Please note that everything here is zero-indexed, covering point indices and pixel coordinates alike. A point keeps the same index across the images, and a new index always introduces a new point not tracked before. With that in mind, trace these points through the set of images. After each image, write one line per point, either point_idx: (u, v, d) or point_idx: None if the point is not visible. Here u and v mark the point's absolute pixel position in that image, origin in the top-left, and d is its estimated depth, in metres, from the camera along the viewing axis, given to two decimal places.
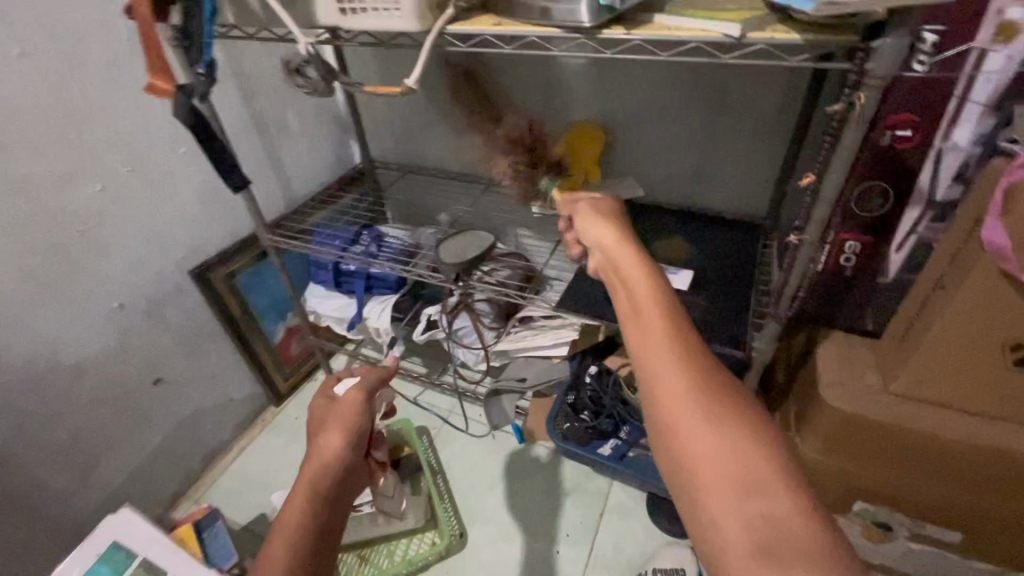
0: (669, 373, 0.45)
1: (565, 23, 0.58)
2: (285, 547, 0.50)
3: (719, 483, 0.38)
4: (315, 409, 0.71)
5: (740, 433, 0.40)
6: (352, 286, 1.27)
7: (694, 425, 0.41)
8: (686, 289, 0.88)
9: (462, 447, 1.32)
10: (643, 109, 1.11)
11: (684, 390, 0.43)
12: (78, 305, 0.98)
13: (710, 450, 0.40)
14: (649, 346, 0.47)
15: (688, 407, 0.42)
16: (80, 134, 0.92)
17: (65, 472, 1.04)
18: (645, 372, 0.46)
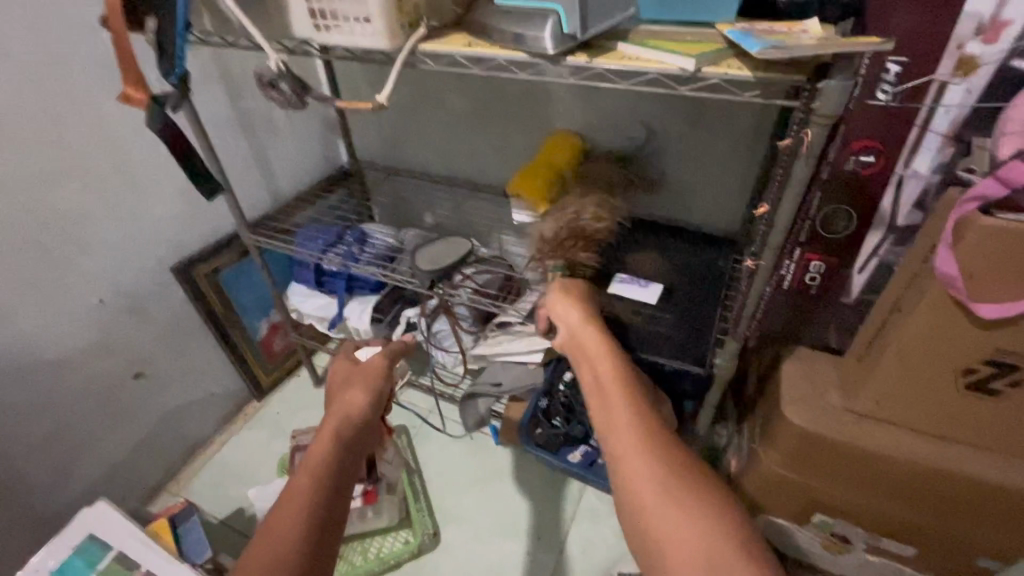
0: (638, 451, 0.55)
1: (530, 49, 0.60)
2: (308, 476, 0.63)
3: (676, 548, 0.48)
4: (341, 366, 0.87)
5: (693, 507, 0.50)
6: (334, 286, 1.29)
7: (654, 499, 0.51)
8: (655, 302, 0.90)
9: (439, 447, 1.35)
10: (623, 121, 1.12)
11: (646, 469, 0.54)
12: (57, 302, 1.00)
13: (668, 521, 0.50)
14: (618, 430, 0.57)
15: (651, 484, 0.52)
16: (62, 133, 0.93)
17: (44, 462, 1.07)
18: (617, 448, 0.57)
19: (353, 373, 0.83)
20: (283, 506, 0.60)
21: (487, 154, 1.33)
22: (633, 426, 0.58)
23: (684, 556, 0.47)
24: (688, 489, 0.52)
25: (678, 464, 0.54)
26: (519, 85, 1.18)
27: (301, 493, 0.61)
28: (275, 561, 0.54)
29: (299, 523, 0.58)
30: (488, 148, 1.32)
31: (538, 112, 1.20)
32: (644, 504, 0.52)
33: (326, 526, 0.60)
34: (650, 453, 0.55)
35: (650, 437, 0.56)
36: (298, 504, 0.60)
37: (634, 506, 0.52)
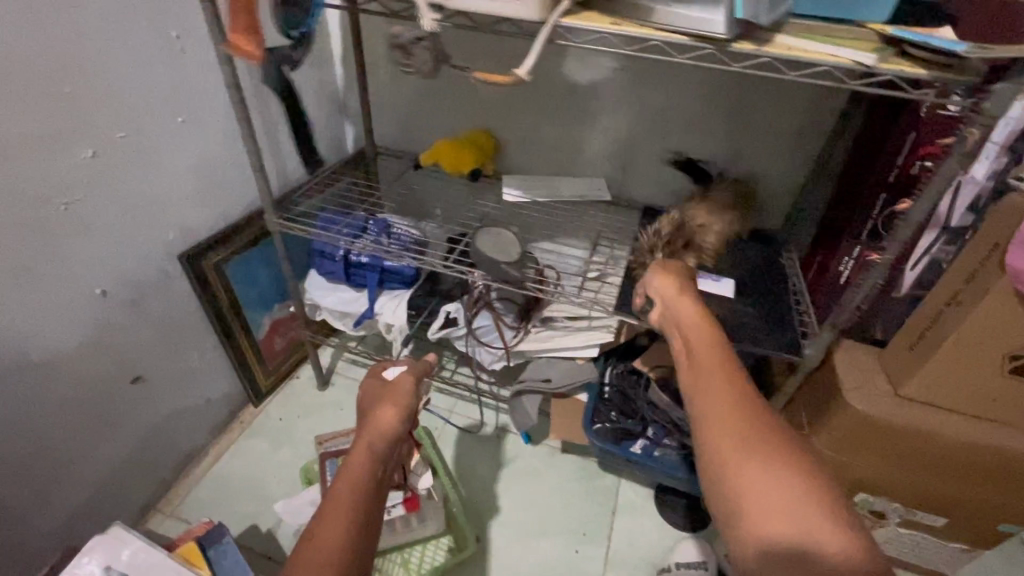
0: (739, 422, 0.57)
1: (700, 31, 0.58)
2: (350, 486, 0.62)
3: (773, 527, 0.49)
4: (370, 387, 0.82)
5: (789, 471, 0.52)
6: (362, 279, 1.18)
7: (751, 464, 0.53)
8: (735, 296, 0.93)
9: (469, 449, 1.29)
10: (669, 119, 1.13)
11: (751, 454, 0.53)
12: (56, 291, 0.83)
13: (769, 499, 0.50)
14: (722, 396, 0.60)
15: (749, 453, 0.54)
16: (75, 91, 0.78)
17: (24, 486, 0.87)
18: (717, 418, 0.58)
19: (382, 394, 0.79)
20: (326, 512, 0.59)
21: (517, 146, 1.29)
22: (733, 413, 0.58)
23: (783, 535, 0.48)
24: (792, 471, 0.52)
25: (779, 448, 0.54)
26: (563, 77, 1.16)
27: (347, 502, 0.60)
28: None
29: (344, 528, 0.57)
30: (517, 139, 1.28)
31: (579, 105, 1.18)
32: (746, 485, 0.52)
33: (369, 539, 0.58)
34: (755, 438, 0.55)
35: (754, 424, 0.56)
36: (344, 506, 0.60)
37: (731, 486, 0.53)
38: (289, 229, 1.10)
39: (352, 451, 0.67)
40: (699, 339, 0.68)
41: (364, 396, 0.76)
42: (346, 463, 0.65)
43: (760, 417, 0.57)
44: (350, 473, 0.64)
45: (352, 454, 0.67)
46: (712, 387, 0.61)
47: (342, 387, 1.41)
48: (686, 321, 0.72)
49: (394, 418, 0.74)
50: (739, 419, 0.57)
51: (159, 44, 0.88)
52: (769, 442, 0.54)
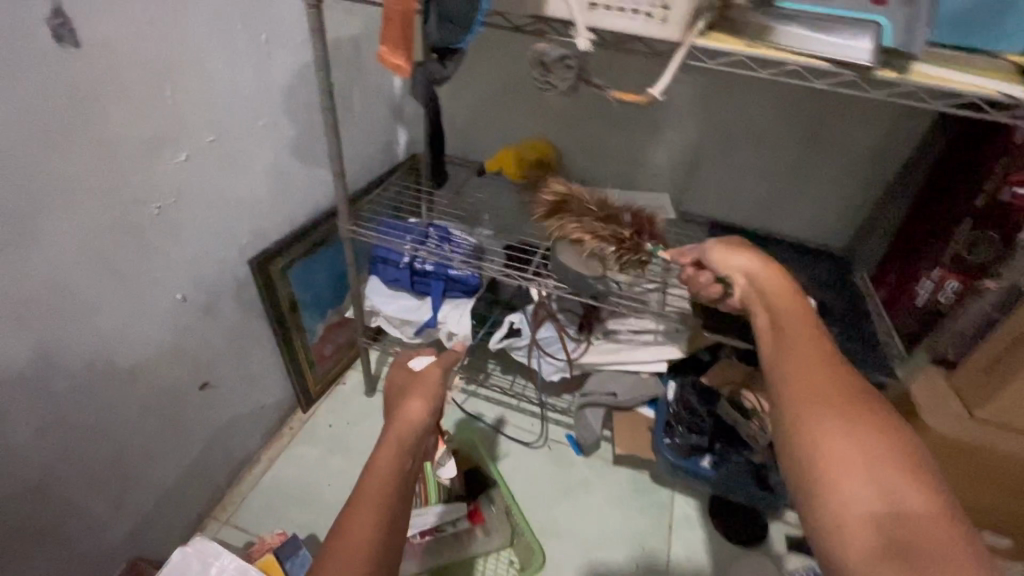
0: (818, 384, 0.54)
1: (844, 59, 0.59)
2: (380, 481, 0.59)
3: (855, 494, 0.47)
4: (398, 376, 0.78)
5: (869, 433, 0.50)
6: (426, 287, 1.17)
7: (827, 423, 0.51)
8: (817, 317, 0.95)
9: (522, 459, 1.28)
10: (738, 133, 1.13)
11: (832, 420, 0.51)
12: (145, 296, 0.81)
13: (852, 467, 0.48)
14: (797, 357, 0.58)
15: (825, 412, 0.52)
16: (176, 93, 0.77)
17: (102, 496, 0.85)
18: (790, 380, 0.56)
19: (415, 386, 0.73)
20: (354, 510, 0.56)
21: (577, 156, 1.28)
22: (810, 382, 0.55)
23: (862, 504, 0.46)
24: (875, 441, 0.49)
25: (863, 416, 0.51)
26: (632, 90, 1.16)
27: (374, 500, 0.57)
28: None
29: (373, 529, 0.55)
30: (578, 149, 1.27)
31: (646, 118, 1.18)
32: (828, 453, 0.49)
33: (394, 537, 0.56)
34: (838, 404, 0.52)
35: (837, 391, 0.54)
36: (371, 503, 0.57)
37: (809, 450, 0.51)
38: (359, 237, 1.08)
39: (379, 445, 0.64)
40: (777, 307, 0.65)
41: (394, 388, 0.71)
42: (373, 457, 0.62)
43: (844, 384, 0.55)
44: (379, 466, 0.61)
45: (380, 447, 0.63)
46: (788, 351, 0.59)
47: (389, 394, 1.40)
48: (763, 287, 0.68)
49: (423, 412, 0.70)
50: (816, 380, 0.55)
51: (250, 47, 0.87)
52: (853, 409, 0.52)
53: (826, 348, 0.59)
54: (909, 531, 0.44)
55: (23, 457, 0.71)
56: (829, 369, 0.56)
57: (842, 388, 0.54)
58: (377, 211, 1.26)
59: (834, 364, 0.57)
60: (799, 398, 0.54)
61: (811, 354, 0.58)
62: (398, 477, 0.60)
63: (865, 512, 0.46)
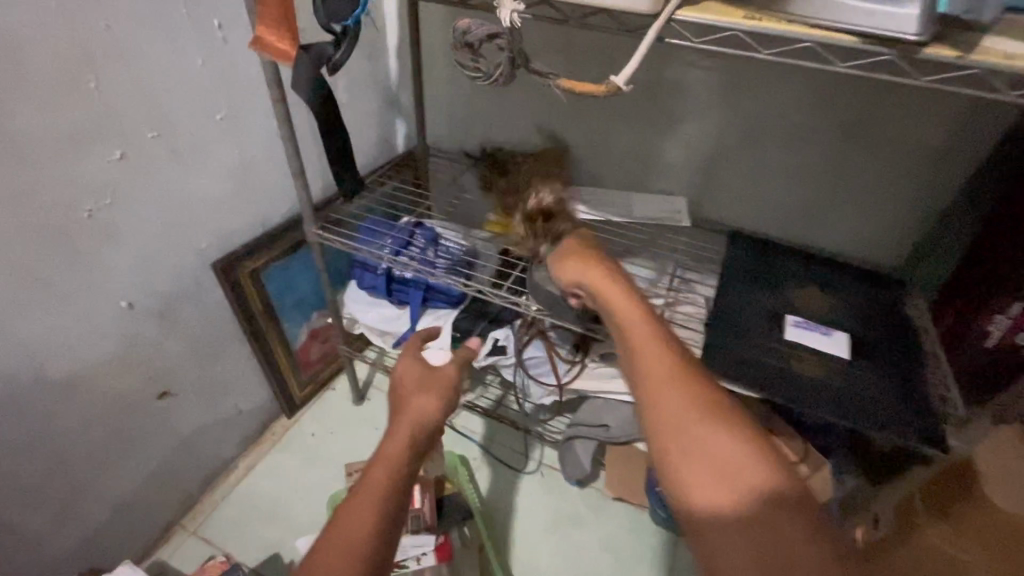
0: (671, 390, 0.52)
1: (885, 32, 0.45)
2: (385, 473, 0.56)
3: (699, 490, 0.46)
4: (412, 365, 0.71)
5: (727, 436, 0.48)
6: (404, 295, 1.08)
7: (687, 430, 0.49)
8: (850, 359, 0.79)
9: (510, 484, 1.17)
10: (767, 128, 0.95)
11: (678, 416, 0.51)
12: (78, 303, 0.76)
13: (698, 462, 0.47)
14: (654, 364, 0.54)
15: (687, 420, 0.50)
16: (102, 86, 0.70)
17: (42, 508, 0.82)
18: (649, 390, 0.53)
19: (428, 377, 0.68)
20: (356, 506, 0.53)
21: (586, 152, 1.13)
22: (667, 389, 0.52)
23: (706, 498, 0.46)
24: (718, 437, 0.48)
25: (705, 410, 0.50)
26: (647, 79, 0.99)
27: (374, 491, 0.54)
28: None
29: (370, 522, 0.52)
30: (586, 144, 1.12)
31: (661, 109, 1.01)
32: (674, 448, 0.49)
33: (392, 534, 0.53)
34: (686, 403, 0.51)
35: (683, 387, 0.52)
36: (370, 498, 0.54)
37: (664, 451, 0.50)
38: (330, 240, 1.00)
39: (391, 429, 0.61)
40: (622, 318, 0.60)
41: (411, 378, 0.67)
42: (381, 446, 0.59)
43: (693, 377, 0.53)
44: (384, 458, 0.57)
45: (389, 435, 0.60)
46: (641, 359, 0.55)
47: (379, 402, 1.32)
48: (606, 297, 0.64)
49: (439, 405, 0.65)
50: (674, 386, 0.52)
51: (198, 34, 0.78)
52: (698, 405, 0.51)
53: (677, 347, 0.56)
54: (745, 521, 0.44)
55: None
56: (677, 361, 0.54)
57: (699, 392, 0.52)
58: (370, 208, 1.17)
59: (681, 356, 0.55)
60: (658, 407, 0.52)
61: (660, 350, 0.55)
62: (401, 473, 0.57)
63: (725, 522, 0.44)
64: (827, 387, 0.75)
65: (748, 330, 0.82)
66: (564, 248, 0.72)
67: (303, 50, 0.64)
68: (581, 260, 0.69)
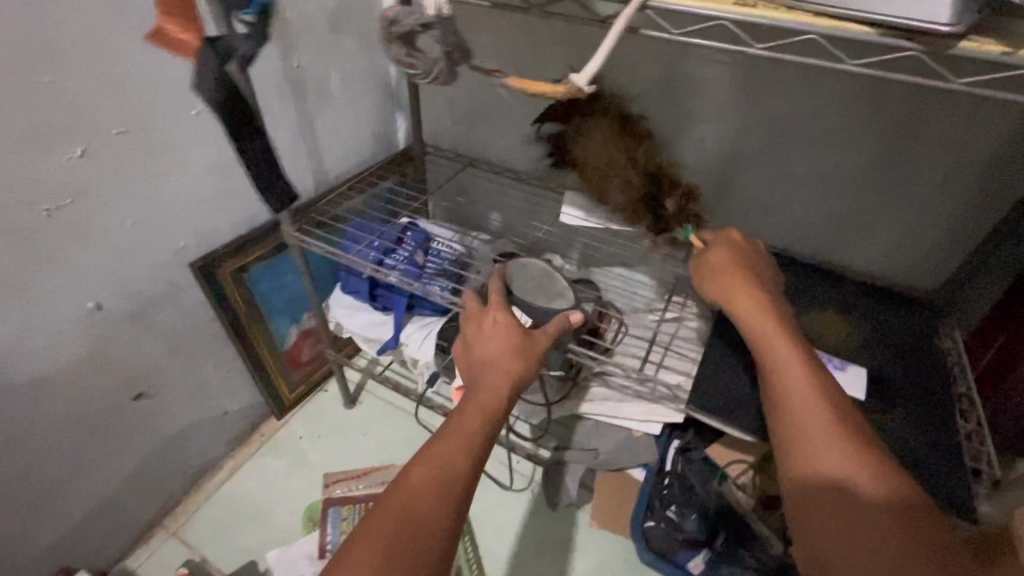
0: (822, 421, 0.52)
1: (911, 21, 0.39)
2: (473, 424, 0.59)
3: (845, 527, 0.46)
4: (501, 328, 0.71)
5: (878, 480, 0.47)
6: (390, 301, 1.03)
7: (835, 462, 0.49)
8: (866, 401, 0.69)
9: (496, 501, 1.09)
10: (792, 131, 0.84)
11: (817, 422, 0.52)
12: (40, 307, 0.74)
13: (834, 474, 0.49)
14: (803, 392, 0.54)
15: (837, 454, 0.50)
16: (59, 84, 0.66)
17: (10, 513, 0.81)
18: (797, 418, 0.53)
19: (523, 342, 0.69)
20: (447, 437, 0.56)
21: None
22: (819, 421, 0.52)
23: (834, 500, 0.48)
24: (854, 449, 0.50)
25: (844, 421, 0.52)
26: (656, 73, 0.89)
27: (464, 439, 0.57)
28: (419, 500, 0.51)
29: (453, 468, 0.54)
30: None
31: (673, 108, 0.91)
32: (806, 452, 0.51)
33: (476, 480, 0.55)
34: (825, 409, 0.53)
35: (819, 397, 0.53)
36: (458, 443, 0.56)
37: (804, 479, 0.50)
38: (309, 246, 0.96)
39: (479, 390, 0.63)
40: (767, 337, 0.59)
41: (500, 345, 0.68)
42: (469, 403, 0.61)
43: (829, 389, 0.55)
44: (481, 400, 0.61)
45: (479, 393, 0.62)
46: (789, 384, 0.55)
47: (371, 407, 1.28)
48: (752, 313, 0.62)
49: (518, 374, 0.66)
50: (824, 418, 0.52)
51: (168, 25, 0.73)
52: (835, 416, 0.52)
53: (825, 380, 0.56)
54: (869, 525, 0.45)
55: None
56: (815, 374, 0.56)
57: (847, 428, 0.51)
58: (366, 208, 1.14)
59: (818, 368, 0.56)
60: (806, 436, 0.52)
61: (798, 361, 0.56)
62: (488, 433, 0.59)
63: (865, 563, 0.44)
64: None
65: None
66: (709, 252, 0.70)
67: (209, 43, 0.62)
68: (722, 269, 0.68)
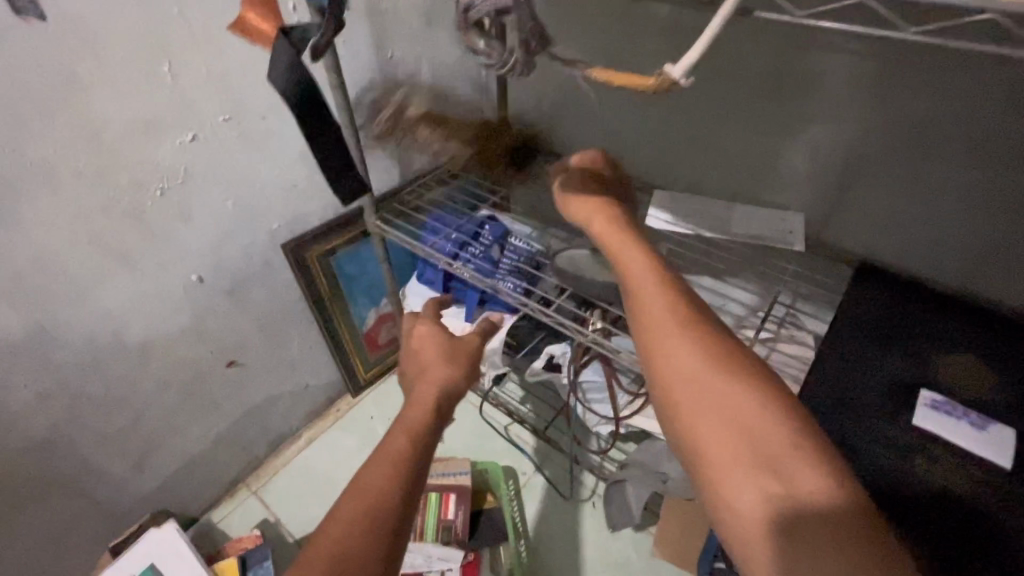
0: (703, 365, 0.45)
1: None
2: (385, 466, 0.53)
3: (732, 477, 0.40)
4: (424, 337, 0.73)
5: (759, 413, 0.41)
6: (464, 294, 1.02)
7: (723, 402, 0.43)
8: (1012, 468, 0.56)
9: (555, 509, 1.05)
10: (934, 132, 0.70)
11: (695, 366, 0.45)
12: (152, 276, 0.82)
13: (720, 424, 0.42)
14: (682, 343, 0.47)
15: (722, 392, 0.43)
16: (175, 71, 0.71)
17: (120, 457, 0.92)
18: (675, 365, 0.46)
19: (448, 346, 0.72)
20: (368, 473, 0.52)
21: (684, 152, 0.95)
22: (694, 365, 0.45)
23: (719, 433, 0.41)
24: (773, 429, 0.41)
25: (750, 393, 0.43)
26: (768, 64, 0.79)
27: (373, 488, 0.51)
28: (335, 552, 0.46)
29: (357, 523, 0.48)
30: (686, 143, 0.94)
31: (781, 106, 0.81)
32: (687, 400, 0.44)
33: (400, 523, 0.50)
34: (719, 379, 0.44)
35: (712, 374, 0.44)
36: (367, 490, 0.50)
37: (690, 430, 0.43)
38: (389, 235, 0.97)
39: (393, 429, 0.58)
40: (644, 294, 0.53)
41: (426, 354, 0.70)
42: (381, 444, 0.56)
43: (722, 358, 0.46)
44: (406, 426, 0.58)
45: (392, 428, 0.58)
46: (666, 336, 0.48)
47: None
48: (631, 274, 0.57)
49: (445, 381, 0.66)
50: (708, 361, 0.45)
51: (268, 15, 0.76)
52: (717, 359, 0.45)
53: (711, 327, 0.49)
54: (819, 534, 0.36)
55: (32, 417, 0.78)
56: (704, 342, 0.46)
57: (735, 367, 0.44)
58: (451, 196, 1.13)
59: (707, 336, 0.47)
60: (689, 380, 0.45)
61: (679, 332, 0.48)
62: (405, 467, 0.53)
63: (762, 509, 0.38)
64: (954, 505, 0.55)
65: (862, 404, 0.62)
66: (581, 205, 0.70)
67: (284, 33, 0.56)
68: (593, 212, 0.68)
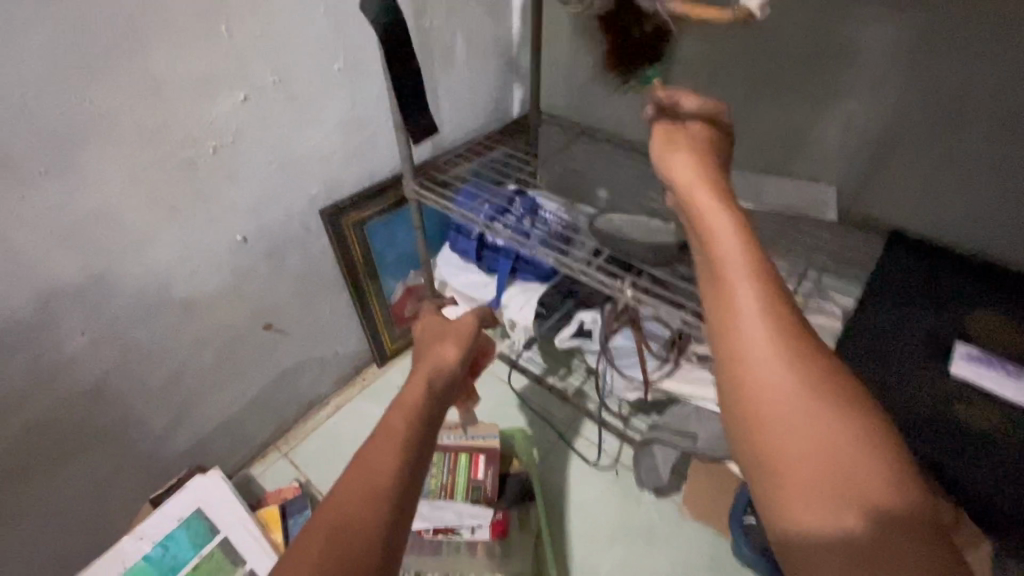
0: (782, 356, 0.37)
1: None
2: (387, 441, 0.47)
3: (798, 486, 0.34)
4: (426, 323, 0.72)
5: (839, 422, 0.35)
6: (495, 263, 1.05)
7: (798, 403, 0.36)
8: None
9: (579, 474, 1.08)
10: (972, 102, 0.72)
11: (774, 354, 0.38)
12: (199, 232, 0.84)
13: (794, 427, 0.35)
14: (760, 324, 0.39)
15: (801, 391, 0.36)
16: (231, 29, 0.73)
17: (161, 411, 0.95)
18: (753, 348, 0.38)
19: (445, 329, 0.70)
20: (369, 449, 0.45)
21: None
22: (772, 355, 0.38)
23: (792, 437, 0.35)
24: (865, 455, 0.33)
25: (841, 409, 0.35)
26: (807, 35, 0.80)
27: (375, 467, 0.44)
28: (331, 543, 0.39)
29: (362, 509, 0.41)
30: None
31: (818, 77, 0.82)
32: (761, 394, 0.37)
33: (405, 505, 0.43)
34: (798, 374, 0.37)
35: (800, 378, 0.36)
36: (372, 463, 0.44)
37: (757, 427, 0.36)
38: (425, 200, 0.99)
39: (394, 404, 0.52)
40: (719, 255, 0.43)
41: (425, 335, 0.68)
42: (383, 419, 0.49)
43: (812, 361, 0.38)
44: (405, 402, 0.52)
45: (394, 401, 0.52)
46: (743, 312, 0.40)
47: None
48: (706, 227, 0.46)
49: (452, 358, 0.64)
50: (788, 351, 0.38)
51: None
52: (797, 348, 0.38)
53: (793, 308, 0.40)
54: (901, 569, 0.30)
55: (84, 365, 0.80)
56: (785, 329, 0.39)
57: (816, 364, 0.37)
58: (482, 169, 1.15)
59: (798, 326, 0.39)
60: (762, 372, 0.37)
61: (758, 310, 0.39)
62: (411, 447, 0.47)
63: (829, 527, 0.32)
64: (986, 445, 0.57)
65: (897, 358, 0.64)
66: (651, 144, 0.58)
67: None
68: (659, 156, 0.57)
